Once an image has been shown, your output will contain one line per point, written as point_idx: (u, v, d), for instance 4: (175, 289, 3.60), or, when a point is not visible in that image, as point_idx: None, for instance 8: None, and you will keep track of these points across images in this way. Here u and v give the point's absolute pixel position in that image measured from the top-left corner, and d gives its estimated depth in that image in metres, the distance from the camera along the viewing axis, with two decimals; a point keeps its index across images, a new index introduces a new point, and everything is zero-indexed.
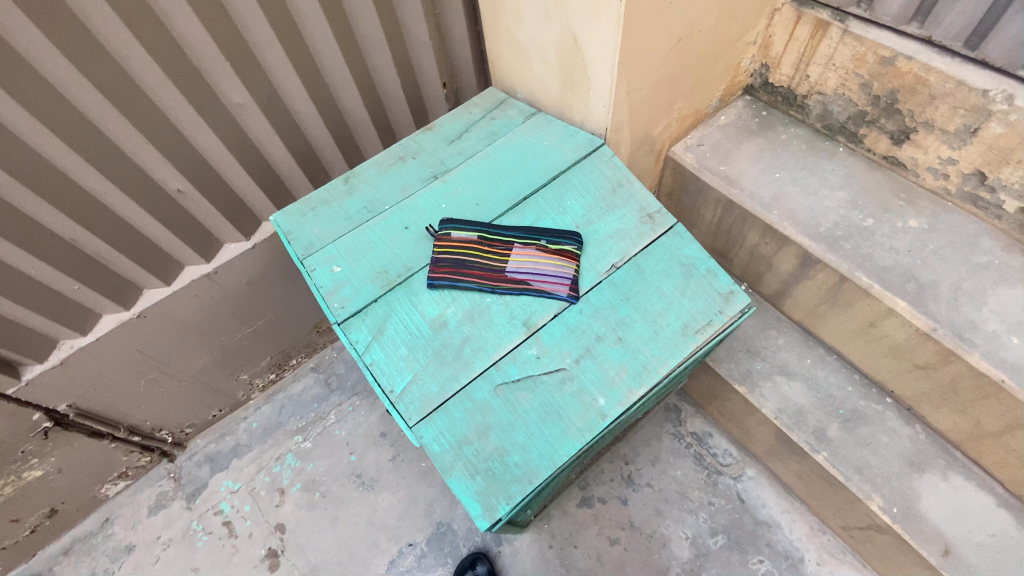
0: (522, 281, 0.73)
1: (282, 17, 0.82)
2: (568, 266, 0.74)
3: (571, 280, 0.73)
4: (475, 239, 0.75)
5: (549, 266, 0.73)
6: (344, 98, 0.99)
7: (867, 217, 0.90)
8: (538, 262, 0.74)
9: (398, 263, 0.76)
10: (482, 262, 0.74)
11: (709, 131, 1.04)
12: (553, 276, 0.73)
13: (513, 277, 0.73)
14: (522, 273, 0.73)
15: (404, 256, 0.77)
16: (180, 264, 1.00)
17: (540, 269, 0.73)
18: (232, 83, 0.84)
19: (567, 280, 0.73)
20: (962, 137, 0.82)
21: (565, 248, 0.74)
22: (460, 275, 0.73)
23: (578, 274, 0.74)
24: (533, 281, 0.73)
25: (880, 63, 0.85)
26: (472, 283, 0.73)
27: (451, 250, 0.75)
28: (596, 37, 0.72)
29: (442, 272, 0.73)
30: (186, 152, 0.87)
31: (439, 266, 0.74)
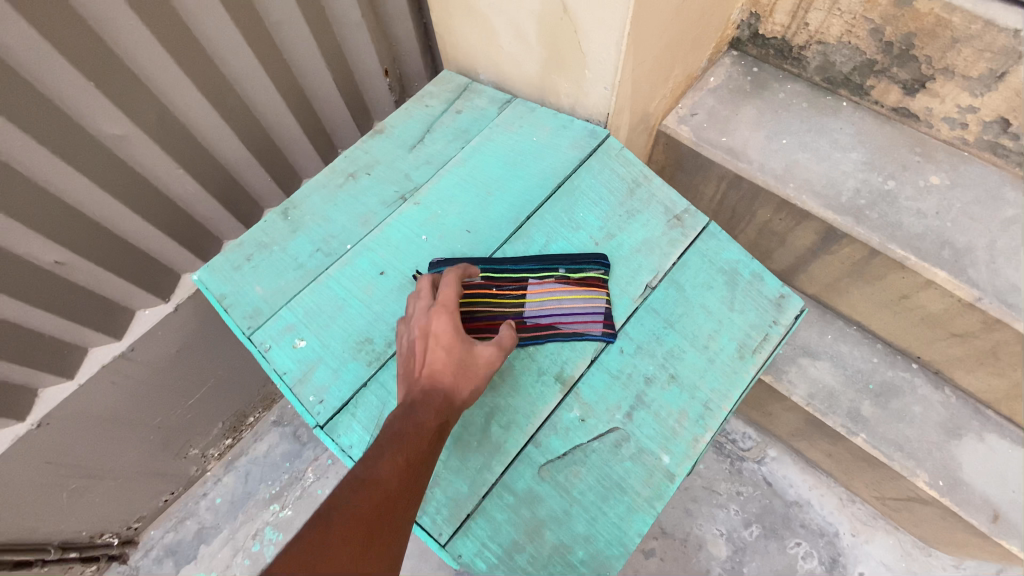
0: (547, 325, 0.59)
1: (161, 12, 0.60)
2: (599, 296, 0.60)
3: (604, 313, 0.59)
4: (479, 281, 0.60)
5: (576, 301, 0.59)
6: (265, 107, 0.78)
7: (887, 179, 0.82)
8: (562, 298, 0.60)
9: (383, 325, 0.60)
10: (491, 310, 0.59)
11: (700, 97, 0.92)
12: (582, 312, 0.59)
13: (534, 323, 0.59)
14: (545, 316, 0.59)
15: (390, 312, 0.61)
16: (83, 349, 0.78)
17: (567, 307, 0.59)
18: (102, 107, 0.61)
19: (600, 315, 0.59)
20: (986, 83, 0.74)
21: (590, 275, 0.61)
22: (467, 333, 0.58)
23: (610, 305, 0.60)
24: (560, 323, 0.59)
25: (895, 5, 0.74)
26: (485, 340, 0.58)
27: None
28: (595, 4, 0.56)
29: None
30: (59, 212, 0.64)
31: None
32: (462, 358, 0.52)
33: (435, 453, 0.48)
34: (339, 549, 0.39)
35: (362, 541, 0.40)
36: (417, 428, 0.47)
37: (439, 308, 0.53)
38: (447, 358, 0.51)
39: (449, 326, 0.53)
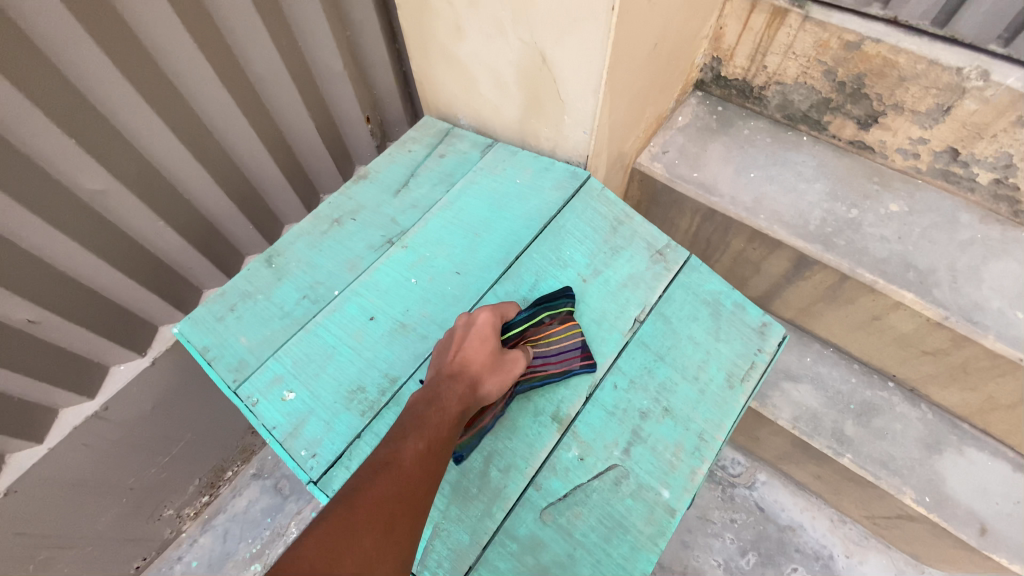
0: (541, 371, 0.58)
1: (146, 68, 0.61)
2: (573, 332, 0.60)
3: (581, 346, 0.60)
4: None
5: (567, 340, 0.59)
6: (248, 157, 0.78)
7: (850, 207, 0.87)
8: (552, 338, 0.59)
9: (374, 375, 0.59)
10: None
11: (670, 136, 0.96)
12: (561, 351, 0.59)
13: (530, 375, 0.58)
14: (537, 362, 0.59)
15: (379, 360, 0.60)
16: (54, 410, 0.74)
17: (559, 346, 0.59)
18: (82, 163, 0.61)
19: (576, 349, 0.60)
20: (934, 117, 0.80)
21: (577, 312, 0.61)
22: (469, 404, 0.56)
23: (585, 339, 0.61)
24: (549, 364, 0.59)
25: (845, 48, 0.80)
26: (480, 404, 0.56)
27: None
28: (573, 55, 0.59)
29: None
30: (34, 272, 0.63)
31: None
32: (496, 364, 0.55)
33: (453, 442, 0.49)
34: (362, 538, 0.39)
35: (384, 530, 0.40)
36: (443, 412, 0.49)
37: (486, 308, 0.57)
38: (483, 357, 0.54)
39: (492, 328, 0.56)
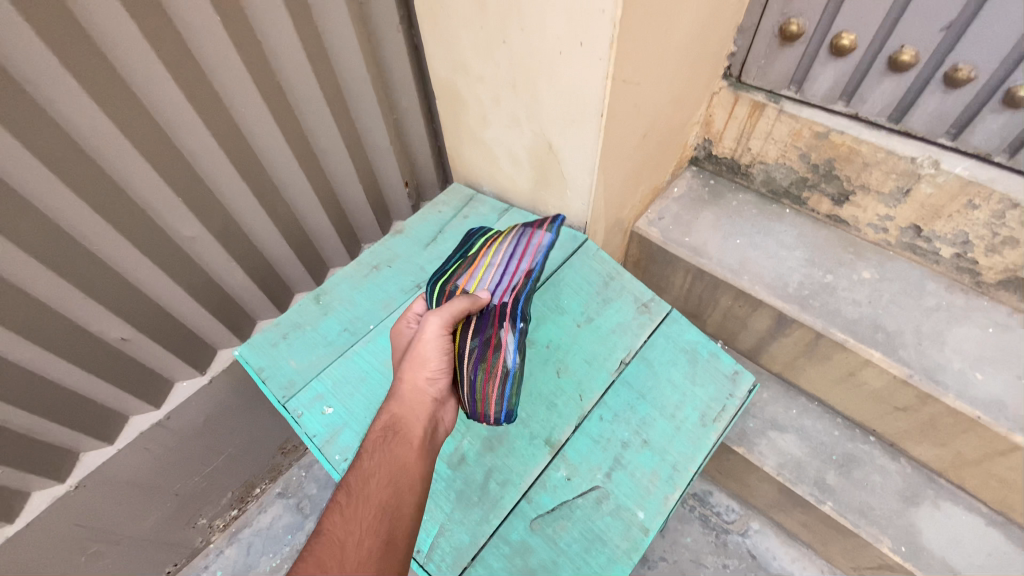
0: (515, 286, 0.67)
1: (237, 142, 0.78)
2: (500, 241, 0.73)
3: (530, 228, 0.73)
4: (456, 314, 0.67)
5: (495, 258, 0.71)
6: (305, 211, 0.94)
7: (826, 273, 0.97)
8: (484, 267, 0.70)
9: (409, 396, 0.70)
10: (466, 353, 0.64)
11: (666, 205, 1.10)
12: (511, 254, 0.71)
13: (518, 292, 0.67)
14: (504, 285, 0.68)
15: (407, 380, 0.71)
16: (125, 416, 0.88)
17: (497, 264, 0.70)
18: (181, 216, 0.77)
19: (528, 233, 0.72)
20: (896, 197, 0.91)
21: (480, 246, 0.74)
22: (492, 373, 0.63)
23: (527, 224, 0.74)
24: (517, 267, 0.69)
25: (816, 137, 0.93)
26: (491, 363, 0.64)
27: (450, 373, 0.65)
28: (573, 144, 0.73)
29: (474, 394, 0.64)
30: (132, 299, 0.78)
31: (477, 405, 0.64)
32: (410, 352, 0.63)
33: (382, 467, 0.57)
34: None
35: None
36: (367, 445, 0.59)
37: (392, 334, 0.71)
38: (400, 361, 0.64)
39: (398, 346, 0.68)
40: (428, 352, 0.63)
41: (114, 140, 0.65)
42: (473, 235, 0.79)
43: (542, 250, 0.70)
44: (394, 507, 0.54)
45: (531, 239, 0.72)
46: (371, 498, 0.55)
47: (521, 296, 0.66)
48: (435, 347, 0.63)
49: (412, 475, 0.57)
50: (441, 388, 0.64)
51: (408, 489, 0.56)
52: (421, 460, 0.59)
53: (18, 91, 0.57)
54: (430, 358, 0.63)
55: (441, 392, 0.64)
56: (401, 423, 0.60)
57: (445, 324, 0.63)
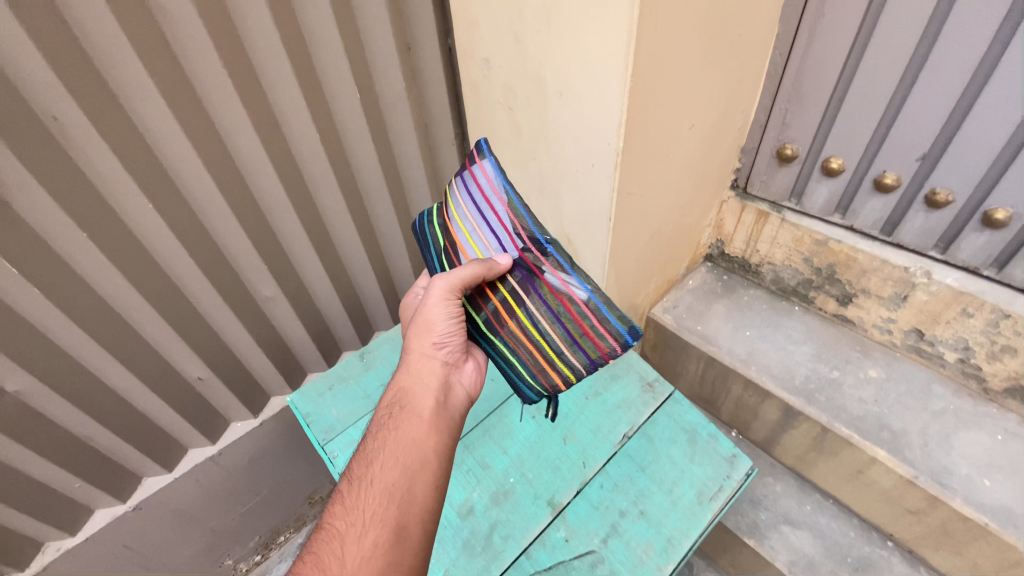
0: (512, 228, 0.65)
1: (316, 223, 0.96)
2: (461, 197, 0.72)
3: (474, 168, 0.69)
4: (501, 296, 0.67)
5: (468, 223, 0.70)
6: (361, 280, 1.11)
7: (833, 369, 1.02)
8: (469, 237, 0.71)
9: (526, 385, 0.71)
10: (540, 315, 0.65)
11: (680, 295, 1.21)
12: (478, 202, 0.69)
13: (520, 231, 0.64)
14: (504, 234, 0.66)
15: (498, 365, 0.73)
16: (185, 448, 1.04)
17: (476, 225, 0.69)
18: (263, 280, 0.95)
19: (476, 174, 0.69)
20: (895, 302, 0.97)
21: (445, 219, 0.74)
22: (576, 310, 0.63)
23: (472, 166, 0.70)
24: (490, 211, 0.67)
25: (816, 244, 1.03)
26: (564, 301, 0.64)
27: (546, 339, 0.66)
28: (588, 239, 0.87)
29: (584, 338, 0.65)
30: (212, 344, 0.95)
31: (594, 345, 0.65)
32: (418, 320, 0.70)
33: (394, 440, 0.62)
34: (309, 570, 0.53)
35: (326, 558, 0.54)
36: (381, 421, 0.66)
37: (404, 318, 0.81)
38: (411, 330, 0.72)
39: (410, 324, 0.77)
40: (435, 317, 0.69)
41: (226, 219, 0.84)
42: (426, 221, 0.79)
43: (502, 180, 0.65)
44: (401, 491, 0.58)
45: (479, 181, 0.68)
46: (377, 485, 0.59)
47: (530, 230, 0.64)
48: (441, 311, 0.69)
49: (420, 453, 0.62)
50: (447, 352, 0.71)
51: (416, 469, 0.60)
52: (429, 434, 0.64)
53: (170, 182, 0.76)
54: (436, 323, 0.69)
55: (448, 356, 0.71)
56: (408, 399, 0.67)
57: (451, 290, 0.68)
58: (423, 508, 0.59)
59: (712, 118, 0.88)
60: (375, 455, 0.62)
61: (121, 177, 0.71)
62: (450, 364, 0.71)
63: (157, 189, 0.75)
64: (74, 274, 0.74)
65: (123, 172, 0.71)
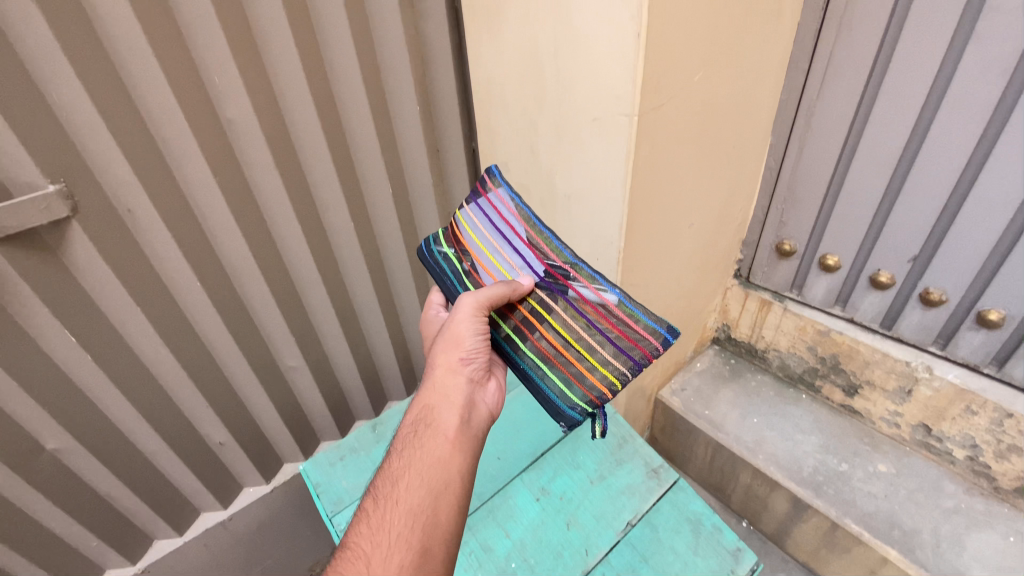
0: (538, 252, 0.70)
1: (343, 300, 1.04)
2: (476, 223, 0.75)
3: (487, 195, 0.75)
4: (528, 309, 0.70)
5: (489, 246, 0.73)
6: (380, 353, 1.17)
7: (841, 461, 1.02)
8: (490, 258, 0.73)
9: (567, 400, 0.66)
10: (573, 320, 0.67)
11: (688, 377, 1.24)
12: (498, 225, 0.73)
13: (547, 253, 0.69)
14: (528, 253, 0.71)
15: (531, 386, 0.69)
16: (198, 511, 1.07)
17: (499, 246, 0.73)
18: (290, 352, 1.02)
19: (491, 199, 0.74)
20: (900, 395, 0.99)
21: (456, 246, 0.76)
22: (610, 311, 0.66)
23: (484, 194, 0.75)
24: (512, 231, 0.72)
25: (819, 333, 1.06)
26: (595, 304, 0.66)
27: (581, 344, 0.67)
28: None
29: (621, 341, 0.65)
30: (236, 410, 1.01)
31: (634, 345, 0.64)
32: (446, 334, 0.69)
33: (417, 462, 0.62)
34: None
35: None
36: (405, 441, 0.66)
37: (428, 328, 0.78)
38: (438, 344, 0.69)
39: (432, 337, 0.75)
40: (463, 332, 0.68)
41: (263, 295, 0.92)
42: (430, 253, 0.79)
43: (525, 209, 0.72)
44: (426, 514, 0.58)
45: (500, 208, 0.73)
46: (402, 505, 0.59)
47: (553, 245, 0.69)
48: (470, 326, 0.68)
49: (444, 474, 0.62)
50: (474, 369, 0.69)
51: (440, 490, 0.60)
52: (454, 453, 0.63)
53: (218, 262, 0.85)
54: (465, 338, 0.68)
55: (475, 373, 0.69)
56: (433, 417, 0.66)
57: (480, 305, 0.67)
58: (448, 529, 0.59)
59: (710, 216, 0.95)
60: (401, 474, 0.62)
61: (177, 259, 0.80)
62: (475, 381, 0.70)
63: (207, 268, 0.84)
64: (124, 343, 0.82)
65: (180, 255, 0.80)
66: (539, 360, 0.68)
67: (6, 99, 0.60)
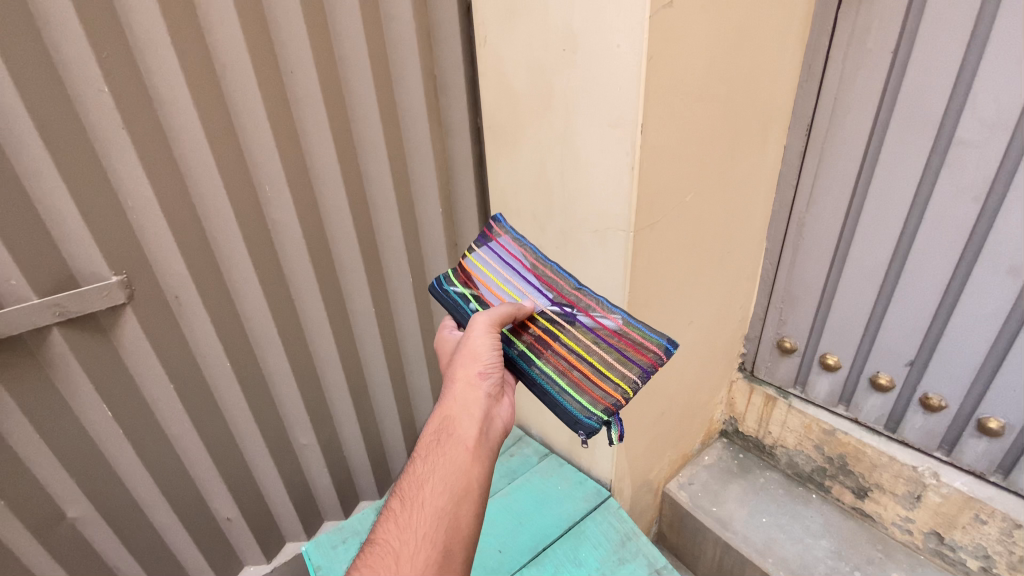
0: (547, 281, 0.77)
1: (359, 380, 1.09)
2: (486, 259, 0.81)
3: (495, 235, 0.82)
4: (540, 328, 0.75)
5: (499, 278, 0.79)
6: (389, 433, 1.20)
7: (854, 569, 0.99)
8: (502, 287, 0.78)
9: (583, 409, 0.68)
10: (583, 335, 0.73)
11: (696, 470, 1.24)
12: (507, 258, 0.80)
13: (555, 279, 0.77)
14: (537, 283, 0.78)
15: (547, 400, 0.70)
16: None
17: (509, 278, 0.78)
18: (303, 429, 1.06)
19: (499, 238, 0.82)
20: (909, 500, 0.97)
21: (466, 279, 0.80)
22: (618, 329, 0.72)
23: (492, 234, 0.83)
24: (521, 264, 0.79)
25: (824, 432, 1.07)
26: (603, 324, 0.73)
27: (592, 356, 0.71)
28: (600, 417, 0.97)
29: (629, 353, 0.70)
30: (247, 486, 1.03)
31: (641, 353, 0.69)
32: (463, 349, 0.70)
33: (441, 468, 0.64)
34: None
35: None
36: (428, 448, 0.67)
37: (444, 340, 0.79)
38: (458, 357, 0.71)
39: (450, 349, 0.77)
40: (480, 348, 0.70)
41: (284, 374, 0.98)
42: (439, 286, 0.81)
43: (530, 246, 0.81)
44: (448, 518, 0.60)
45: (507, 247, 0.81)
46: (427, 510, 0.61)
47: (560, 273, 0.78)
48: (486, 341, 0.70)
49: (465, 481, 0.63)
50: (492, 383, 0.70)
51: (462, 496, 0.62)
52: (474, 463, 0.65)
53: (247, 343, 0.92)
54: (482, 352, 0.70)
55: (493, 386, 0.70)
56: (454, 426, 0.67)
57: (492, 322, 0.71)
58: (469, 535, 0.61)
59: (710, 315, 1.01)
60: (424, 480, 0.64)
61: (212, 340, 0.87)
62: (494, 395, 0.71)
63: (237, 349, 0.91)
64: (153, 417, 0.87)
65: (214, 336, 0.87)
66: (553, 372, 0.71)
67: (90, 205, 0.70)
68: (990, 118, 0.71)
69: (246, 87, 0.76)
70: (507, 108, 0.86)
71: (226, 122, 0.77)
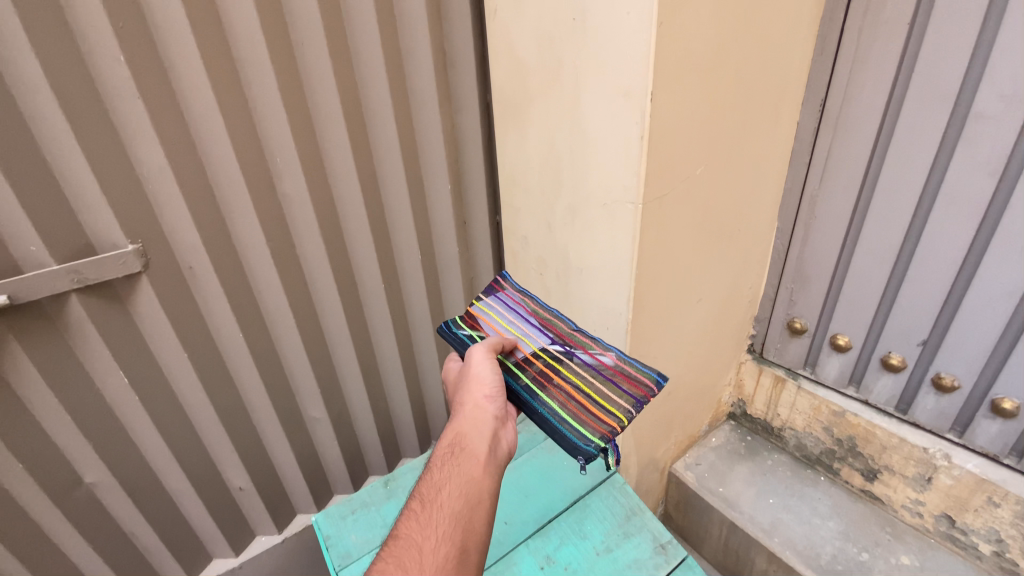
0: (549, 324, 0.82)
1: (368, 356, 1.11)
2: (490, 305, 0.86)
3: (498, 287, 0.88)
4: (543, 364, 0.77)
5: (503, 320, 0.83)
6: (398, 410, 1.22)
7: (861, 550, 0.99)
8: (506, 328, 0.82)
9: (582, 436, 0.68)
10: (582, 370, 0.76)
11: (703, 451, 1.24)
12: (509, 305, 0.85)
13: (554, 322, 0.83)
14: (538, 325, 0.82)
15: (547, 427, 0.70)
16: (209, 556, 1.09)
17: (512, 320, 0.83)
18: (314, 404, 1.07)
19: (501, 290, 0.88)
20: (920, 483, 0.96)
21: (472, 321, 0.84)
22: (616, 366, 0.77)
23: (495, 287, 0.89)
24: (523, 309, 0.84)
25: (834, 413, 1.06)
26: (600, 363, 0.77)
27: (591, 390, 0.74)
28: None
29: (626, 386, 0.74)
30: (258, 457, 1.06)
31: (635, 386, 0.73)
32: (469, 375, 0.73)
33: (457, 475, 0.65)
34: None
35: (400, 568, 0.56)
36: (442, 459, 0.67)
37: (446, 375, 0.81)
38: (465, 383, 0.73)
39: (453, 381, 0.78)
40: (484, 373, 0.73)
41: (295, 348, 1.00)
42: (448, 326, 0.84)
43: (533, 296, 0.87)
44: (466, 519, 0.61)
45: (509, 296, 0.87)
46: (445, 510, 0.61)
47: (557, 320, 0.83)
48: (488, 368, 0.73)
49: (480, 487, 0.64)
50: (499, 404, 0.72)
51: (477, 500, 0.63)
52: (486, 474, 0.66)
53: (259, 316, 0.94)
54: (487, 377, 0.72)
55: (501, 407, 0.72)
56: (467, 441, 0.68)
57: (491, 350, 0.75)
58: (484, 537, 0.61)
59: (719, 295, 1.01)
60: (440, 484, 0.64)
61: (225, 311, 0.89)
62: (502, 417, 0.72)
63: (249, 321, 0.93)
64: (168, 386, 0.89)
65: (227, 308, 0.89)
66: (555, 403, 0.72)
67: (107, 173, 0.72)
68: (1008, 90, 0.69)
69: (258, 60, 0.77)
70: (518, 83, 0.86)
71: (239, 95, 0.78)
